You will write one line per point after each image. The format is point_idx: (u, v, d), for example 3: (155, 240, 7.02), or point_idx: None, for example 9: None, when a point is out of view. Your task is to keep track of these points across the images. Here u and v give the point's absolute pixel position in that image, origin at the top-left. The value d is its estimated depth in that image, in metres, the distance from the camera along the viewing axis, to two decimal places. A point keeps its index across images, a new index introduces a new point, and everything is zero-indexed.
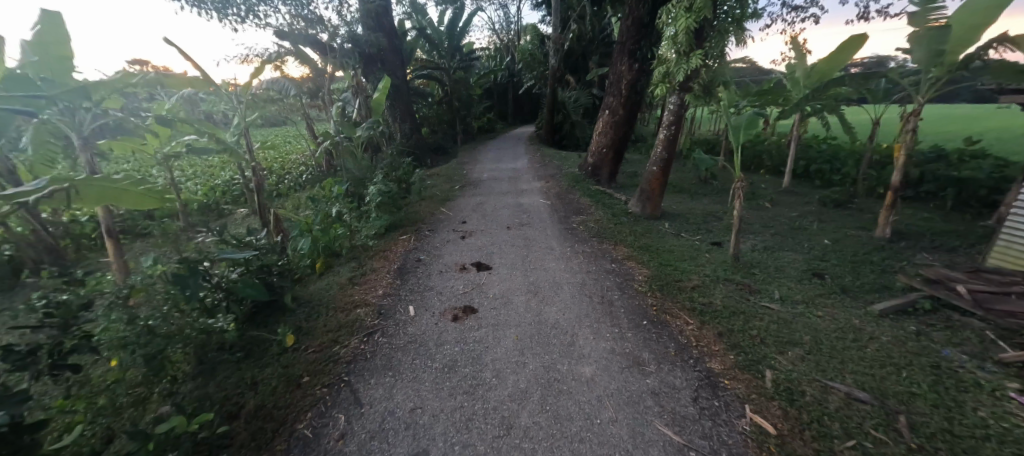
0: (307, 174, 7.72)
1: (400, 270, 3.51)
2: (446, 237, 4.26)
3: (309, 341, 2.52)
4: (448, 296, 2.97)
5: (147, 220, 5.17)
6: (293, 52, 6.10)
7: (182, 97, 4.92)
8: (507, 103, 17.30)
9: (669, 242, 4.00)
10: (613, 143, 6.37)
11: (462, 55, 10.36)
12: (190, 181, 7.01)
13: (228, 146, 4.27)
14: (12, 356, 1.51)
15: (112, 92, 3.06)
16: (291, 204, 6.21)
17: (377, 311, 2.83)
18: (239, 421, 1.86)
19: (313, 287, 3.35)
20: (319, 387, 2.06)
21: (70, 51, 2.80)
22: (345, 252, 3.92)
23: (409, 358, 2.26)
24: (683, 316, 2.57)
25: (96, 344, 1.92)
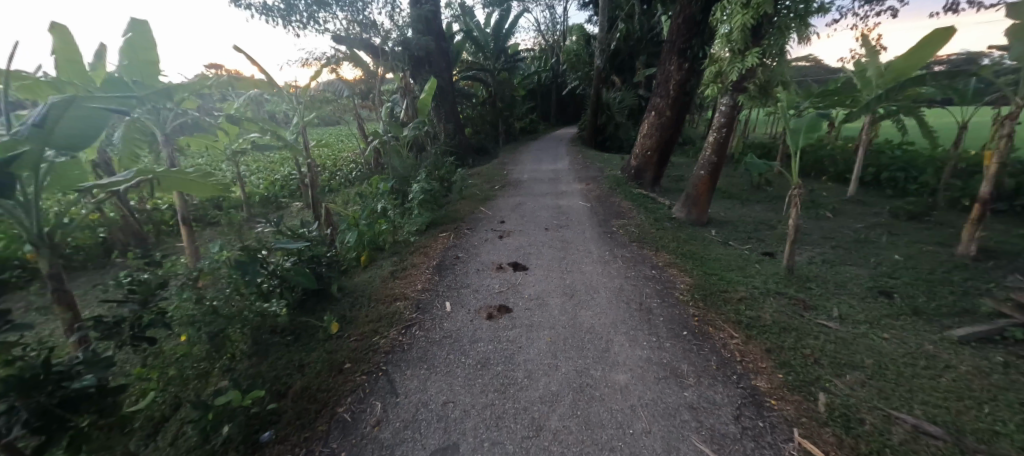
0: (357, 171, 8.10)
1: (439, 266, 3.60)
2: (485, 236, 4.31)
3: (351, 329, 2.65)
4: (484, 294, 3.02)
5: (216, 210, 5.65)
6: (348, 55, 6.44)
7: (249, 97, 5.37)
8: (550, 104, 17.25)
9: (715, 250, 3.81)
10: (658, 145, 6.17)
11: (507, 56, 10.44)
12: (253, 175, 7.58)
13: (288, 143, 4.60)
14: (103, 326, 1.73)
15: (191, 93, 3.38)
16: (341, 199, 6.55)
17: (415, 305, 2.92)
18: (287, 400, 1.99)
19: (357, 278, 3.53)
20: (359, 374, 2.16)
21: (155, 56, 3.12)
22: (387, 247, 4.08)
23: (444, 353, 2.31)
24: (727, 329, 2.44)
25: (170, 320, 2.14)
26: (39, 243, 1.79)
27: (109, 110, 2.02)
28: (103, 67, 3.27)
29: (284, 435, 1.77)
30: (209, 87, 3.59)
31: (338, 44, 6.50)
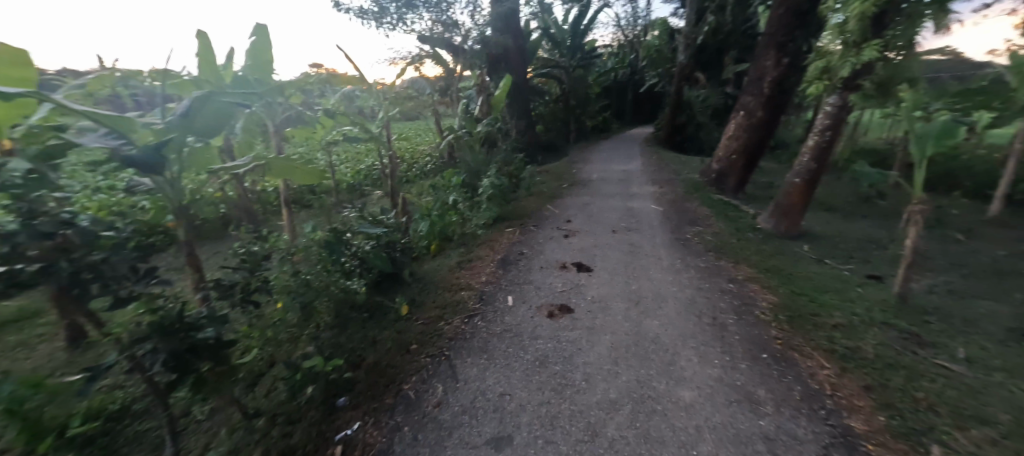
0: (432, 164, 8.52)
1: (503, 260, 3.67)
2: (550, 234, 4.30)
3: (419, 313, 2.81)
4: (546, 292, 3.01)
5: (310, 195, 6.31)
6: (431, 54, 6.78)
7: (343, 93, 5.89)
8: (626, 101, 16.66)
9: (806, 267, 3.42)
10: (744, 149, 5.66)
11: (583, 52, 10.18)
12: (342, 164, 8.31)
13: (374, 136, 4.98)
14: (221, 286, 2.03)
15: (297, 89, 3.79)
16: (416, 190, 6.94)
17: (479, 296, 3.01)
18: (360, 371, 2.17)
19: (427, 265, 3.73)
20: (424, 356, 2.29)
21: (270, 55, 3.53)
22: (456, 238, 4.26)
23: (503, 346, 2.35)
24: (817, 358, 2.18)
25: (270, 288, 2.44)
26: (178, 214, 2.14)
27: (233, 104, 2.37)
28: (232, 67, 3.79)
29: (356, 403, 1.94)
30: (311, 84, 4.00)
31: (423, 43, 6.85)
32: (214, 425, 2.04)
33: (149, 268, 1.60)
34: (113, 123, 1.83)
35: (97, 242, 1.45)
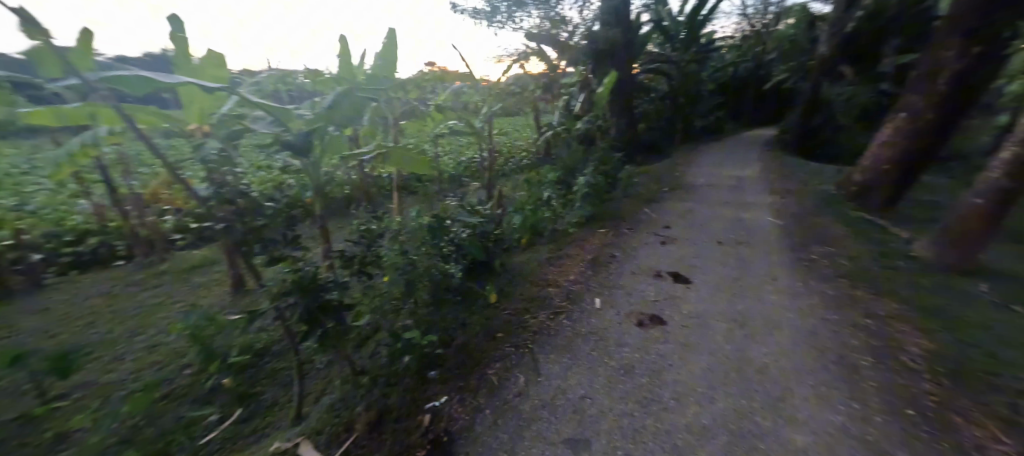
0: (528, 159, 8.68)
1: (593, 261, 3.60)
2: (646, 239, 4.08)
3: (507, 303, 2.90)
4: (637, 299, 2.88)
5: (417, 183, 6.90)
6: (537, 51, 6.87)
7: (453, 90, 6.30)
8: (746, 99, 14.96)
9: (981, 312, 2.71)
10: (901, 158, 4.68)
11: (699, 46, 9.41)
12: (446, 156, 8.92)
13: (477, 131, 5.24)
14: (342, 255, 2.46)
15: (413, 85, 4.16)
16: (511, 184, 7.13)
17: (566, 295, 3.00)
18: (451, 350, 2.32)
19: (516, 258, 3.83)
20: (509, 346, 2.36)
21: (394, 55, 3.92)
22: (547, 234, 4.29)
23: (587, 348, 2.31)
24: (991, 426, 1.69)
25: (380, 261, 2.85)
26: (316, 193, 2.52)
27: (365, 97, 2.69)
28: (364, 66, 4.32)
29: (445, 378, 2.09)
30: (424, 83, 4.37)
31: (530, 40, 6.96)
32: (330, 376, 2.38)
33: (293, 235, 1.93)
34: (272, 113, 2.39)
35: (261, 211, 1.81)
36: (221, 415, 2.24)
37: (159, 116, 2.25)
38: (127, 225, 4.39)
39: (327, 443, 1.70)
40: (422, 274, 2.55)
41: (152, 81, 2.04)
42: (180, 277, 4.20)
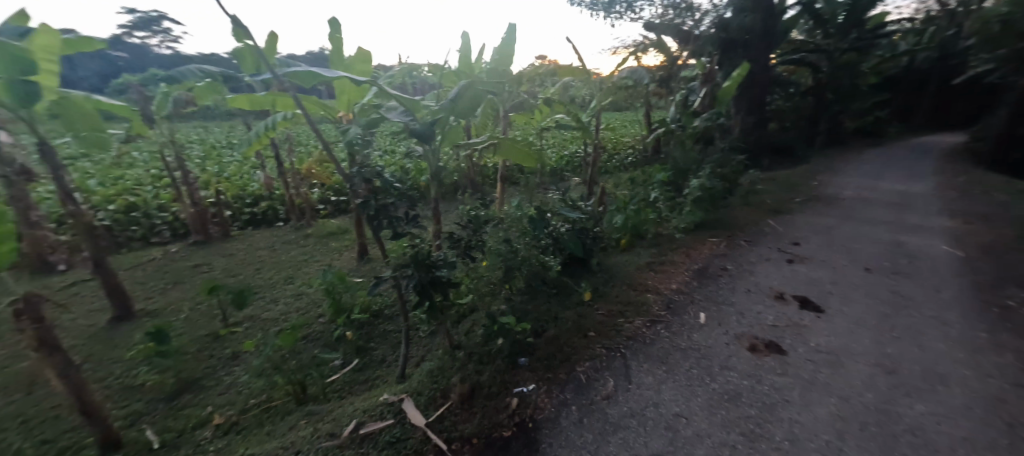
0: (634, 157, 8.28)
1: (700, 272, 3.30)
2: (766, 255, 3.60)
3: (601, 302, 2.85)
4: (751, 321, 2.53)
5: (519, 174, 7.10)
6: (655, 42, 6.47)
7: (563, 83, 6.30)
8: (924, 96, 12.06)
9: None
10: None
11: (862, 31, 7.49)
12: (549, 149, 8.99)
13: (583, 125, 5.17)
14: (452, 240, 2.52)
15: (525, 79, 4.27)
16: (613, 181, 6.90)
17: (666, 304, 2.81)
18: (542, 340, 2.36)
19: (614, 258, 3.72)
20: (600, 346, 2.32)
21: (511, 48, 4.04)
22: (649, 237, 4.07)
23: (686, 363, 2.14)
24: None
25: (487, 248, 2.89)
26: (434, 177, 2.74)
27: (484, 91, 2.83)
28: (483, 61, 4.62)
29: (534, 367, 2.13)
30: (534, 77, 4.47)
31: (649, 31, 6.58)
32: (430, 344, 2.61)
33: (414, 214, 2.08)
34: (404, 104, 2.71)
35: (391, 189, 2.02)
36: (343, 362, 2.63)
37: (318, 105, 3.12)
38: (287, 193, 5.36)
39: (425, 404, 1.87)
40: (522, 262, 2.65)
41: (316, 76, 2.53)
42: (320, 241, 4.99)
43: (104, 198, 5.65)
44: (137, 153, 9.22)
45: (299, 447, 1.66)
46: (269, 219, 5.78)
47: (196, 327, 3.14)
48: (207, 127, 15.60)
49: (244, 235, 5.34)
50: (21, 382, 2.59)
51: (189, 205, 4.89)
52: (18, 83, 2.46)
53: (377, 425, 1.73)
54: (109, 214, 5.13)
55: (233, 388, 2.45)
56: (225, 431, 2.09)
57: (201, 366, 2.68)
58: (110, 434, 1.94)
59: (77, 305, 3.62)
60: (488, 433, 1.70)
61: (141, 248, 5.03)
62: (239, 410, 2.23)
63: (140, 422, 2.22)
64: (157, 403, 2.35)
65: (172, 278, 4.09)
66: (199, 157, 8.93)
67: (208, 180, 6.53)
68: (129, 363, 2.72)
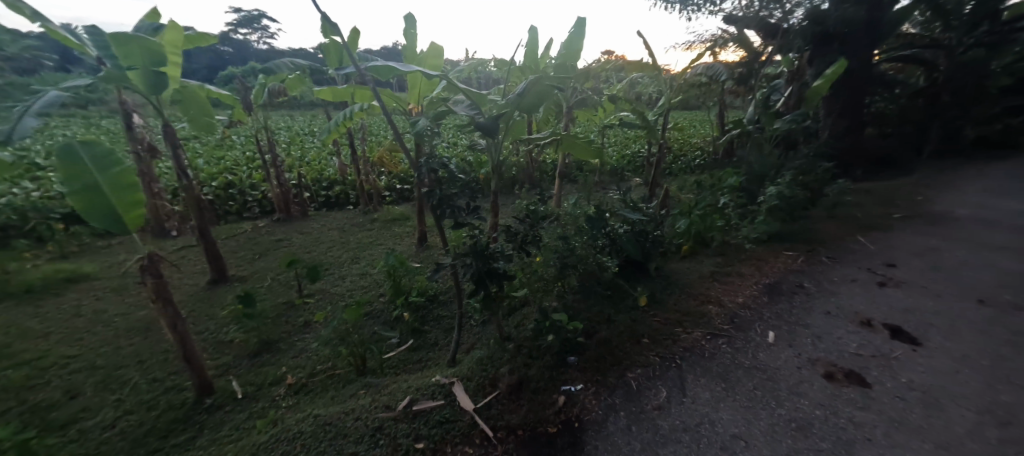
0: (702, 159, 7.80)
1: (772, 288, 3.04)
2: (852, 275, 3.22)
3: (658, 309, 2.75)
4: (829, 348, 2.26)
5: (578, 171, 7.00)
6: (736, 37, 6.01)
7: (630, 79, 6.09)
8: None
9: None
10: None
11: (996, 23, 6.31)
12: (611, 147, 8.75)
13: (649, 124, 4.97)
14: (511, 233, 2.40)
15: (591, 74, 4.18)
16: (677, 184, 6.56)
17: (730, 318, 2.64)
18: (593, 341, 2.33)
19: (674, 264, 3.55)
20: (654, 355, 2.25)
21: (579, 42, 3.98)
22: (714, 245, 3.83)
23: (749, 382, 2.00)
24: None
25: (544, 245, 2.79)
26: (495, 170, 2.79)
27: (551, 86, 2.81)
28: (548, 55, 4.60)
29: (583, 367, 2.11)
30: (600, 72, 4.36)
31: (729, 24, 6.14)
32: (481, 333, 2.67)
33: (476, 205, 2.09)
34: (472, 98, 2.77)
35: (455, 180, 2.08)
36: (399, 340, 2.78)
37: (393, 98, 3.31)
38: (358, 179, 5.74)
39: (474, 390, 1.93)
40: (578, 260, 2.63)
41: (393, 70, 2.66)
42: (384, 225, 5.29)
43: (209, 175, 6.44)
44: (236, 137, 10.40)
45: (358, 414, 1.79)
46: (341, 202, 6.23)
47: (276, 294, 3.49)
48: (294, 116, 17.17)
49: (319, 215, 5.81)
50: (141, 327, 3.05)
51: (275, 186, 5.41)
52: (152, 73, 2.89)
53: (429, 404, 1.82)
54: (212, 189, 5.84)
55: (304, 352, 2.69)
56: (296, 390, 2.31)
57: (279, 330, 2.98)
58: (205, 380, 2.23)
59: (184, 266, 4.18)
60: (533, 426, 1.72)
61: (235, 221, 5.67)
62: (308, 374, 2.45)
63: (228, 373, 2.52)
64: (242, 358, 2.65)
65: (259, 249, 4.57)
66: (286, 142, 9.86)
67: (292, 163, 7.20)
68: (222, 320, 3.11)
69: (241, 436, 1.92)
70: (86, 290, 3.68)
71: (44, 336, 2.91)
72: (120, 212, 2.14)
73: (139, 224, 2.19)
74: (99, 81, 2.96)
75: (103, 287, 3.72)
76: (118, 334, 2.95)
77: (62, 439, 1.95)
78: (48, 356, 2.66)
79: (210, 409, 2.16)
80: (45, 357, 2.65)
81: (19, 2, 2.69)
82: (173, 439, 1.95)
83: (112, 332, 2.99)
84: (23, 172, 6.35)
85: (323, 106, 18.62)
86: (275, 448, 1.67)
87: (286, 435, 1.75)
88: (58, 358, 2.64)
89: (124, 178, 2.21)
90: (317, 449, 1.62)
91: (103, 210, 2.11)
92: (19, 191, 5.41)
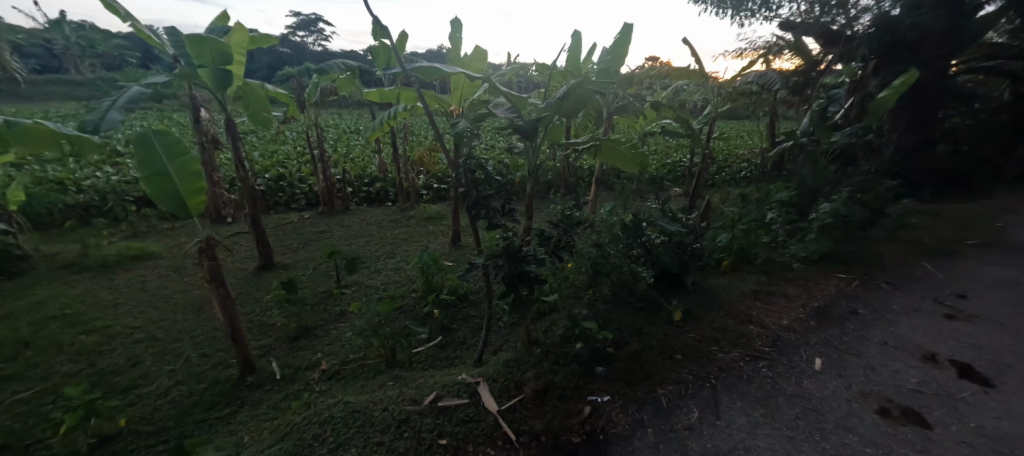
0: (748, 171, 7.45)
1: (820, 312, 2.85)
2: (913, 304, 2.95)
3: (693, 325, 2.64)
4: (883, 381, 2.08)
5: (616, 178, 6.88)
6: (792, 44, 5.69)
7: (675, 87, 5.92)
8: None
9: None
10: None
11: None
12: (650, 156, 8.54)
13: (692, 132, 4.80)
14: (546, 238, 2.31)
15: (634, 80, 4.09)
16: (720, 196, 6.30)
17: (772, 340, 2.50)
18: (622, 353, 2.27)
19: (713, 280, 3.40)
20: (686, 372, 2.16)
21: (624, 47, 3.91)
22: (758, 262, 3.64)
23: (791, 410, 1.87)
24: None
25: (578, 252, 2.71)
26: (531, 173, 2.78)
27: (593, 91, 2.76)
28: (591, 61, 4.55)
29: (611, 378, 2.06)
30: (644, 77, 4.25)
31: (785, 30, 5.83)
32: (509, 336, 2.68)
33: (510, 208, 2.08)
34: (512, 101, 2.78)
35: (492, 181, 2.08)
36: (428, 336, 2.83)
37: (436, 99, 3.39)
38: (398, 177, 5.92)
39: (499, 392, 1.93)
40: (611, 269, 2.59)
41: (438, 71, 2.72)
42: (420, 223, 5.42)
43: (263, 168, 6.87)
44: (289, 133, 11.03)
45: (386, 405, 1.84)
46: (381, 198, 6.45)
47: (316, 283, 3.66)
48: (342, 114, 18.04)
49: (360, 209, 6.04)
50: (195, 304, 3.29)
51: (321, 180, 5.67)
52: (218, 71, 3.12)
53: (453, 401, 1.84)
54: (265, 181, 6.22)
55: (339, 341, 2.80)
56: (329, 376, 2.40)
57: (317, 316, 3.12)
58: (248, 359, 2.37)
59: (236, 251, 4.47)
60: (557, 434, 1.70)
61: (283, 211, 6.00)
62: (341, 361, 2.54)
63: (269, 354, 2.66)
64: (282, 341, 2.80)
65: (303, 239, 4.82)
66: (333, 139, 10.36)
67: (338, 159, 7.54)
68: (266, 304, 3.30)
69: (277, 415, 2.02)
70: (151, 267, 4.02)
71: (113, 307, 3.20)
72: (184, 197, 2.32)
73: (200, 209, 2.37)
74: (174, 77, 3.23)
75: (166, 266, 4.05)
76: (175, 309, 3.20)
77: (123, 402, 2.14)
78: (115, 325, 2.92)
79: (251, 387, 2.28)
80: (113, 326, 2.91)
81: (115, 3, 2.99)
82: (217, 411, 2.08)
83: (170, 307, 3.24)
84: (106, 158, 7.05)
85: (370, 105, 19.45)
86: (307, 430, 1.74)
87: (317, 418, 1.82)
88: (124, 327, 2.90)
89: (190, 167, 2.39)
90: (345, 435, 1.68)
91: (170, 195, 2.29)
92: (102, 175, 6.00)
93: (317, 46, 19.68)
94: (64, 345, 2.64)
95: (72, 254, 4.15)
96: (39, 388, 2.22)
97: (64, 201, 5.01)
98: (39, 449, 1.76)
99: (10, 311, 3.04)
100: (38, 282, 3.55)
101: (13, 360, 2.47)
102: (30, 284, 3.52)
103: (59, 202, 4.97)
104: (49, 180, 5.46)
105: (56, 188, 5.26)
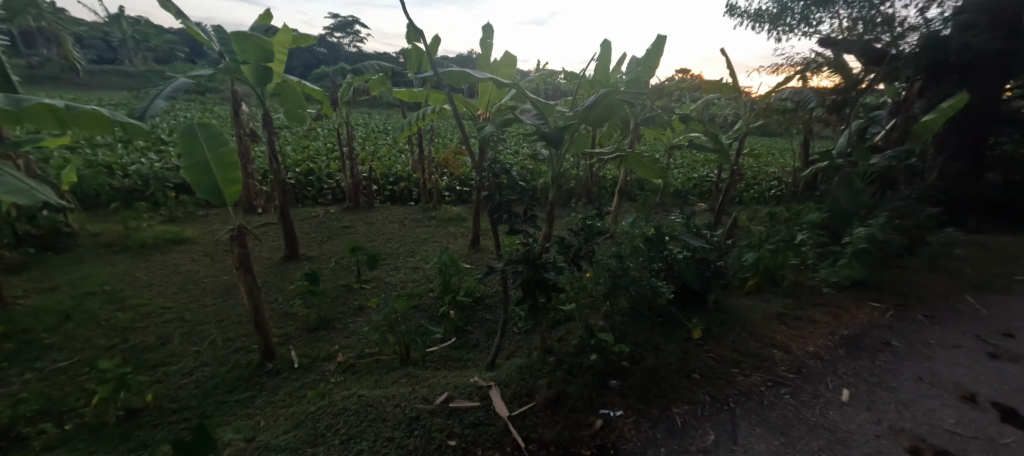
0: (778, 190, 7.23)
1: (850, 341, 2.72)
2: (954, 340, 2.78)
3: (713, 345, 2.57)
4: (916, 419, 1.96)
5: (639, 190, 6.79)
6: (831, 62, 5.52)
7: (705, 100, 5.82)
8: None
9: None
10: None
11: None
12: (676, 169, 8.40)
13: (720, 147, 4.69)
14: (568, 249, 2.22)
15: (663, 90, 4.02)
16: (747, 213, 6.13)
17: (796, 366, 2.40)
18: (637, 368, 2.23)
19: (736, 299, 3.31)
20: (703, 392, 2.11)
21: (655, 58, 3.85)
22: (785, 284, 3.52)
23: (814, 442, 1.78)
24: None
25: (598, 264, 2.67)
26: (555, 181, 2.77)
27: (621, 102, 2.71)
28: (620, 72, 4.52)
29: (624, 393, 2.03)
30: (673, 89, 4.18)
31: (824, 47, 5.63)
32: (523, 342, 2.67)
33: (532, 214, 2.06)
34: (540, 108, 2.77)
35: (515, 186, 2.06)
36: (442, 336, 2.84)
37: (465, 103, 3.43)
38: (422, 177, 6.03)
39: (510, 398, 1.92)
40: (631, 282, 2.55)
41: (468, 77, 2.75)
42: (441, 224, 5.47)
43: (293, 163, 7.10)
44: (320, 130, 11.41)
45: (397, 402, 1.86)
46: (404, 197, 6.56)
47: (338, 277, 3.74)
48: (371, 115, 18.54)
49: (382, 207, 6.16)
50: (223, 289, 3.42)
51: (349, 177, 5.82)
52: (259, 68, 3.23)
53: (465, 403, 1.84)
54: (295, 175, 6.44)
55: (356, 335, 2.85)
56: (344, 369, 2.44)
57: (336, 309, 3.18)
58: (269, 346, 2.44)
59: (263, 241, 4.63)
60: (566, 445, 1.67)
61: (310, 205, 6.18)
62: (357, 355, 2.58)
63: (289, 343, 2.73)
64: (302, 331, 2.87)
65: (327, 233, 4.94)
66: (362, 138, 10.64)
67: (365, 158, 7.74)
68: (288, 294, 3.39)
69: (294, 403, 2.07)
70: (185, 251, 4.20)
71: (148, 286, 3.37)
72: (221, 186, 2.42)
73: (234, 199, 2.46)
74: (219, 73, 3.37)
75: (198, 251, 4.22)
76: (204, 293, 3.33)
77: (151, 378, 2.24)
78: (149, 304, 3.07)
79: (270, 374, 2.35)
80: (146, 305, 3.05)
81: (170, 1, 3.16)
82: (237, 395, 2.14)
83: (200, 290, 3.38)
84: (151, 145, 7.42)
85: (399, 106, 19.87)
86: (320, 419, 1.78)
87: (332, 409, 1.85)
88: (157, 307, 3.04)
89: (227, 157, 2.49)
90: (358, 428, 1.70)
91: (208, 184, 2.40)
92: (146, 161, 6.32)
93: (353, 48, 20.42)
94: (102, 319, 2.79)
95: (114, 235, 4.38)
96: (76, 359, 2.35)
97: (111, 184, 5.32)
98: (72, 418, 1.86)
99: (56, 284, 3.24)
100: (82, 259, 3.77)
101: (55, 330, 2.63)
102: (75, 260, 3.73)
103: (106, 184, 5.28)
104: (100, 164, 5.81)
105: (104, 171, 5.58)
